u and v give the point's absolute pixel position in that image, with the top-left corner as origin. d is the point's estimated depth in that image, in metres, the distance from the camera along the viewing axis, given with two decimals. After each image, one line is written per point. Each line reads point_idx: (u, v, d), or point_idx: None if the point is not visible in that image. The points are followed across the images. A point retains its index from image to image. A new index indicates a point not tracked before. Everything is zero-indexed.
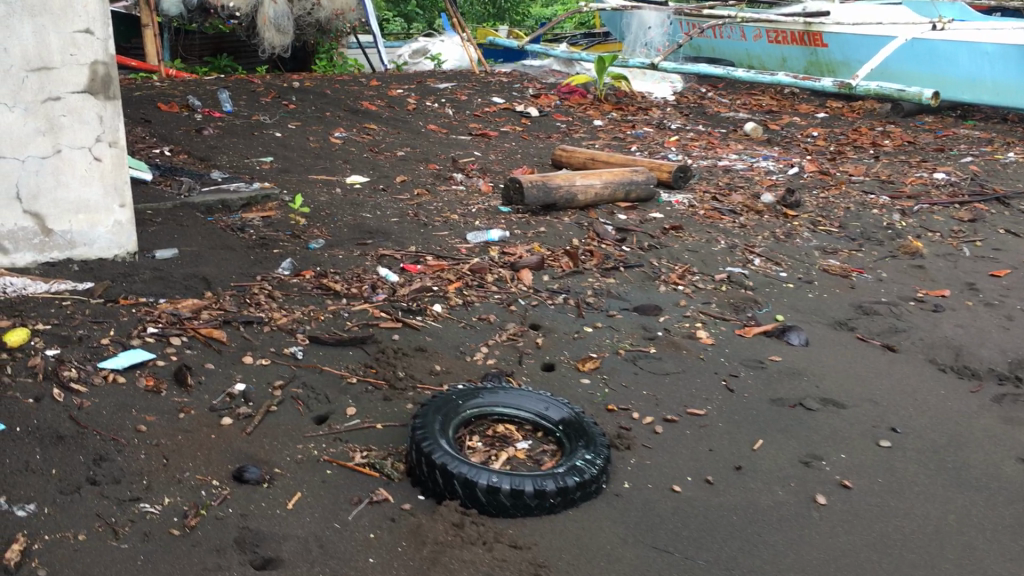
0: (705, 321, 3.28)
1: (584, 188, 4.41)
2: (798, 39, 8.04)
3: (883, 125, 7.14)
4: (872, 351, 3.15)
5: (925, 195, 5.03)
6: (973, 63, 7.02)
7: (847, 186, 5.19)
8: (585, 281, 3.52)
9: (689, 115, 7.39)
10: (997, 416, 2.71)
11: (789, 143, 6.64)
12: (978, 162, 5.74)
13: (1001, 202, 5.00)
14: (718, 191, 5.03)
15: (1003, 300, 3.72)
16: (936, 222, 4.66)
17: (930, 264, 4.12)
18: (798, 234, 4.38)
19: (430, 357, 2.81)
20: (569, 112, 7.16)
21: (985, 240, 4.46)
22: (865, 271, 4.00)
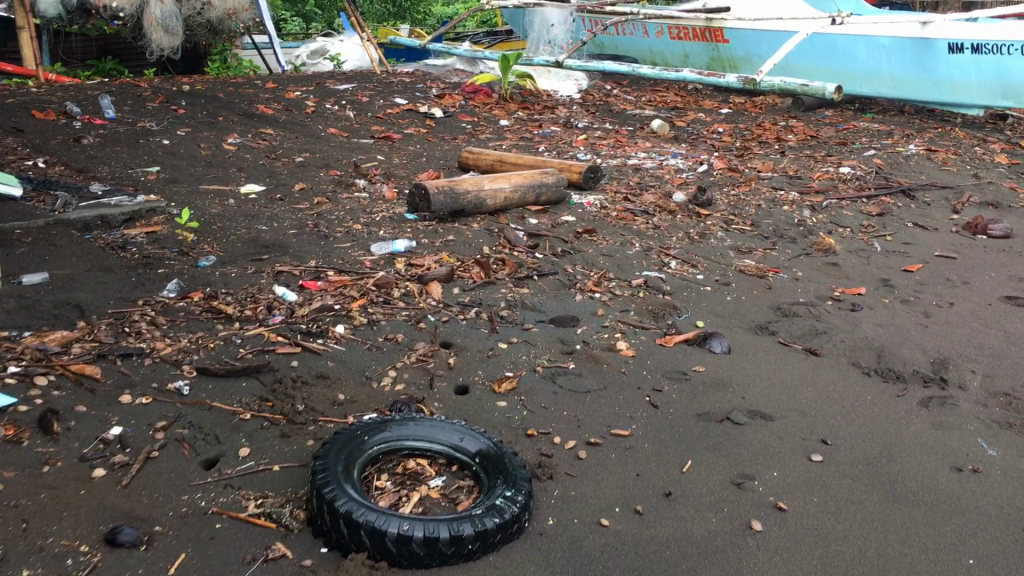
0: (624, 331, 3.13)
1: (493, 192, 4.22)
2: (700, 35, 8.01)
3: (786, 120, 7.16)
4: (796, 355, 3.05)
5: (834, 189, 5.00)
6: (871, 57, 7.11)
7: (757, 182, 5.12)
8: (497, 293, 3.33)
9: (596, 113, 7.28)
10: (926, 421, 2.62)
11: (697, 139, 6.59)
12: (880, 154, 5.74)
13: (907, 194, 4.99)
14: (629, 191, 4.90)
15: (919, 295, 3.65)
16: (846, 216, 4.61)
17: (844, 261, 4.05)
18: (712, 234, 4.27)
19: (333, 386, 2.58)
20: (474, 112, 6.96)
21: (895, 233, 4.42)
22: (780, 269, 3.90)
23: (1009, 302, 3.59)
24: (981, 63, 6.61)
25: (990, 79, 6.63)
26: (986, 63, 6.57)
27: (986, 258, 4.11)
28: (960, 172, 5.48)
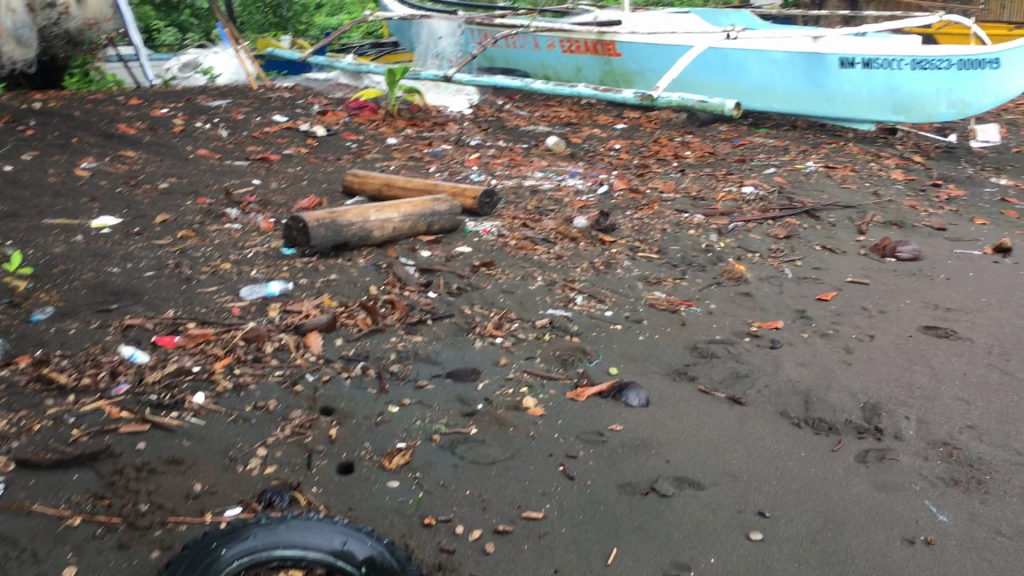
0: (530, 385, 2.79)
1: (379, 223, 3.82)
2: (592, 49, 7.77)
3: (682, 136, 6.99)
4: (719, 405, 2.76)
5: (739, 211, 4.79)
6: (764, 72, 6.98)
7: (660, 204, 4.87)
8: (386, 343, 2.95)
9: (488, 129, 6.97)
10: (868, 481, 2.37)
11: (593, 157, 6.34)
12: (781, 172, 5.59)
13: (812, 215, 4.82)
14: (528, 216, 4.58)
15: (838, 327, 3.43)
16: (754, 240, 4.40)
17: (757, 290, 3.81)
18: (618, 263, 3.98)
19: (189, 474, 2.16)
20: (359, 129, 6.55)
21: (805, 258, 4.22)
22: (693, 302, 3.63)
23: (931, 332, 3.39)
24: (872, 78, 6.58)
25: (881, 93, 6.63)
26: (876, 77, 6.57)
27: (899, 283, 3.94)
28: (860, 190, 5.35)
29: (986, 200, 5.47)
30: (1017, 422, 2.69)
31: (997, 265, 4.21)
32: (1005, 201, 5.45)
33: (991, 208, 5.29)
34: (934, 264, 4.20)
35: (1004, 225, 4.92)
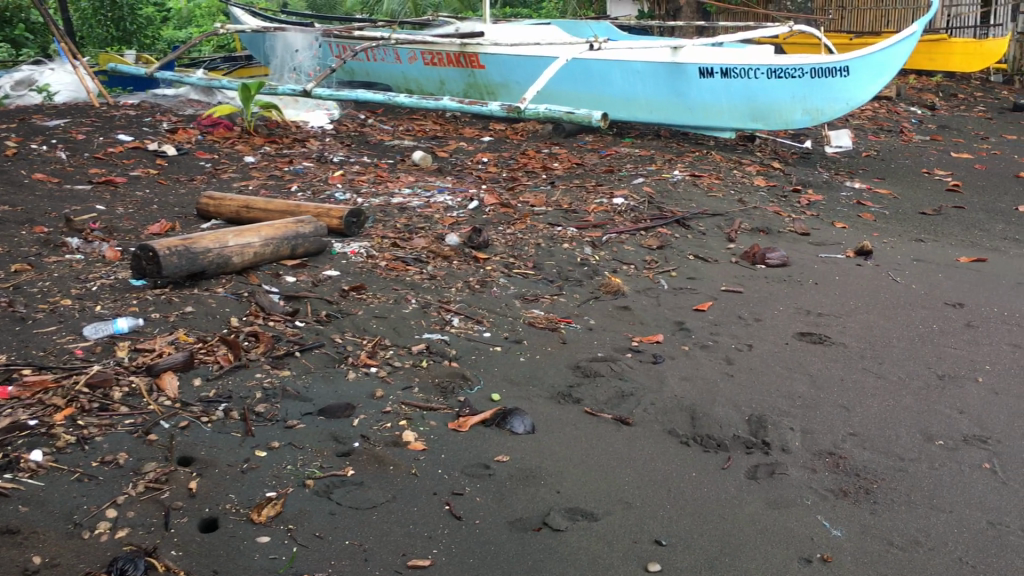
0: (410, 417, 2.62)
1: (239, 248, 3.57)
2: (455, 61, 7.66)
3: (549, 147, 6.97)
4: (606, 427, 2.67)
5: (611, 222, 4.76)
6: (626, 82, 7.04)
7: (532, 218, 4.78)
8: (250, 379, 2.72)
9: (351, 145, 6.75)
10: (760, 498, 2.32)
11: (461, 171, 6.22)
12: (649, 182, 5.61)
13: (682, 224, 4.84)
14: (398, 235, 4.42)
15: (717, 338, 3.41)
16: (628, 251, 4.37)
17: (634, 303, 3.76)
18: (494, 281, 3.86)
19: (25, 545, 1.90)
20: (214, 148, 6.22)
21: (678, 268, 4.21)
22: (572, 319, 3.55)
23: (805, 338, 3.42)
24: (730, 87, 6.72)
25: (739, 101, 6.77)
26: (734, 86, 6.71)
27: (771, 290, 3.97)
28: (726, 198, 5.42)
29: (843, 204, 5.64)
30: (896, 426, 2.71)
31: (860, 268, 4.32)
32: (860, 204, 5.65)
33: (847, 211, 5.46)
34: (802, 269, 4.27)
35: (862, 228, 5.07)
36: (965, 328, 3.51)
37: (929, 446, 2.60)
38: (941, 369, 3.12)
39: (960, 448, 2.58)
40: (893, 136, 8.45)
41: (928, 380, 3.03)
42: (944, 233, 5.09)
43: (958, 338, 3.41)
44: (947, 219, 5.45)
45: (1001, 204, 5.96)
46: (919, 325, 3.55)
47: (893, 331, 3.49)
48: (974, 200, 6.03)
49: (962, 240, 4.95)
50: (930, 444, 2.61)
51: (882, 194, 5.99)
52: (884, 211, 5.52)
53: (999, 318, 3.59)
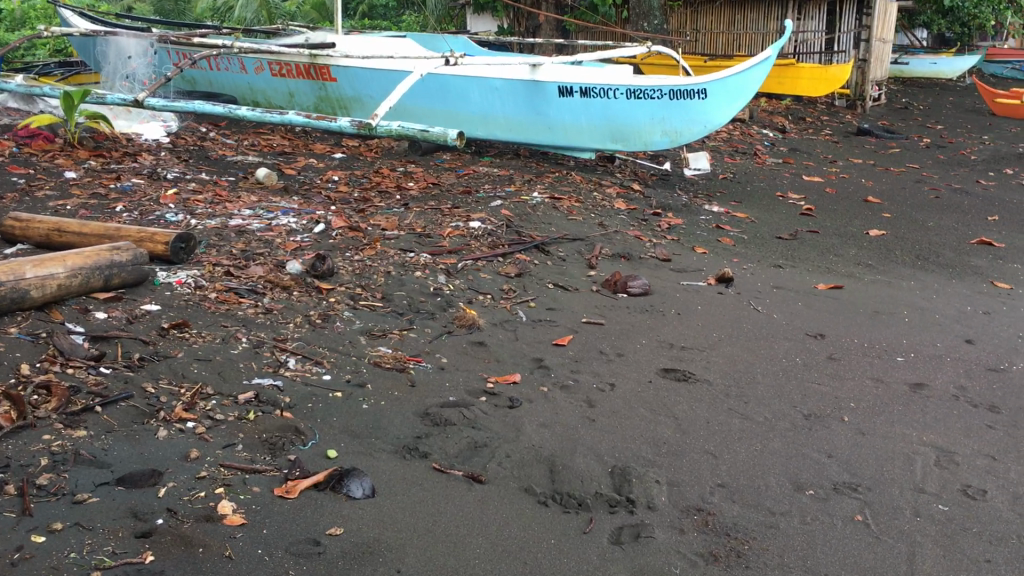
0: (228, 483, 2.26)
1: (38, 281, 3.09)
2: (305, 73, 7.28)
3: (404, 165, 6.67)
4: (455, 486, 2.39)
5: (467, 248, 4.49)
6: (485, 99, 6.81)
7: (383, 243, 4.47)
8: (36, 443, 2.30)
9: (189, 160, 6.26)
10: (626, 568, 2.08)
11: (309, 190, 5.84)
12: (507, 204, 5.38)
13: (541, 249, 4.63)
14: (233, 262, 4.01)
15: (577, 377, 3.18)
16: (484, 280, 4.11)
17: (490, 338, 3.50)
18: (337, 315, 3.52)
19: None
20: (29, 162, 5.61)
21: (537, 298, 3.98)
22: (422, 357, 3.25)
23: (669, 375, 3.23)
24: (590, 106, 6.59)
25: (598, 121, 6.66)
26: (594, 106, 6.58)
27: (633, 321, 3.79)
28: (587, 221, 5.26)
29: (702, 227, 5.58)
30: (765, 475, 2.53)
31: (721, 296, 4.20)
32: (719, 229, 5.60)
33: (707, 236, 5.39)
34: (664, 298, 4.11)
35: (722, 253, 5.00)
36: (827, 361, 3.41)
37: (800, 496, 2.43)
38: (807, 408, 2.98)
39: (832, 498, 2.42)
40: (748, 158, 8.56)
41: (794, 420, 2.89)
42: (801, 258, 5.08)
43: (821, 372, 3.30)
44: (803, 243, 5.47)
45: (852, 228, 6.04)
46: (782, 358, 3.43)
47: (757, 365, 3.36)
48: (827, 224, 6.10)
49: (818, 266, 4.94)
50: (801, 494, 2.44)
51: (740, 218, 5.97)
52: (743, 236, 5.49)
53: (860, 350, 3.51)
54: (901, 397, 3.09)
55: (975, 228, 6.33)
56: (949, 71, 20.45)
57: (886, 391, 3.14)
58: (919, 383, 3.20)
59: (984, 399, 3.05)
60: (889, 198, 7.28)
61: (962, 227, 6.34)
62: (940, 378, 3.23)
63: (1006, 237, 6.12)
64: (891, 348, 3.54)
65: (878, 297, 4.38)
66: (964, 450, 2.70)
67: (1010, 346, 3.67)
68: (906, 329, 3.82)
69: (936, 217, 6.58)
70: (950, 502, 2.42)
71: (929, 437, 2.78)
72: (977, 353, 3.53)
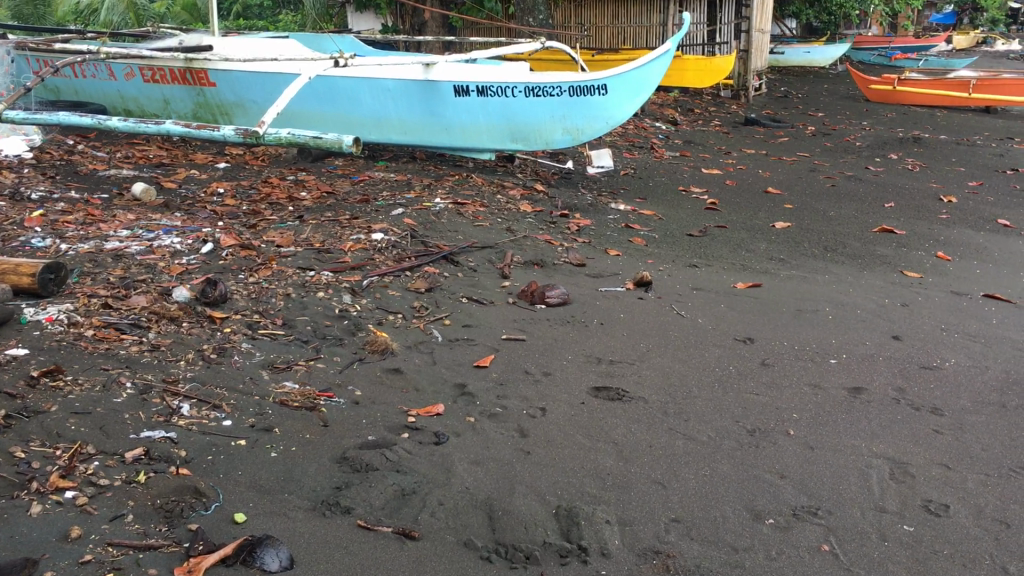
0: (119, 567, 1.93)
1: None
2: (180, 78, 6.81)
3: (294, 174, 6.31)
4: (385, 545, 2.11)
5: (371, 263, 4.19)
6: (376, 101, 6.48)
7: (279, 262, 4.13)
8: None
9: (55, 177, 5.74)
10: None
11: (192, 204, 5.42)
12: (410, 212, 5.10)
13: (450, 260, 4.37)
14: (111, 292, 3.61)
15: (505, 403, 2.94)
16: (393, 298, 3.83)
17: (406, 364, 3.22)
18: (234, 347, 3.19)
19: None
20: None
21: (451, 315, 3.73)
22: (333, 391, 2.95)
23: (602, 395, 3.02)
24: (487, 105, 6.36)
25: (496, 121, 6.43)
26: (491, 105, 6.35)
27: (555, 335, 3.57)
28: (494, 227, 5.02)
29: (611, 228, 5.43)
30: (719, 504, 2.34)
31: (642, 303, 4.04)
32: (628, 228, 5.46)
33: (618, 237, 5.23)
34: (583, 307, 3.91)
35: (636, 255, 4.85)
36: (762, 368, 3.27)
37: (760, 526, 2.25)
38: (750, 422, 2.82)
39: (793, 527, 2.25)
40: (646, 152, 8.48)
41: (740, 437, 2.71)
42: (715, 256, 4.97)
43: (758, 381, 3.15)
44: (713, 240, 5.38)
45: (758, 221, 5.99)
46: (716, 368, 3.27)
47: (691, 377, 3.18)
48: (733, 218, 6.04)
49: (732, 263, 4.84)
50: (760, 524, 2.26)
51: (648, 216, 5.84)
52: (653, 235, 5.36)
53: (793, 354, 3.39)
54: (842, 404, 2.96)
55: (874, 215, 6.38)
56: (823, 59, 21.09)
57: (827, 398, 3.01)
58: (857, 386, 3.08)
59: (925, 401, 2.96)
60: (788, 188, 7.31)
61: (863, 215, 6.39)
62: (877, 380, 3.13)
63: (906, 223, 6.19)
64: (823, 350, 3.42)
65: (797, 293, 4.30)
66: (916, 459, 2.58)
67: (936, 339, 3.61)
68: (832, 327, 3.73)
69: (836, 206, 6.62)
70: (915, 522, 2.27)
71: (880, 447, 2.65)
72: (906, 348, 3.46)
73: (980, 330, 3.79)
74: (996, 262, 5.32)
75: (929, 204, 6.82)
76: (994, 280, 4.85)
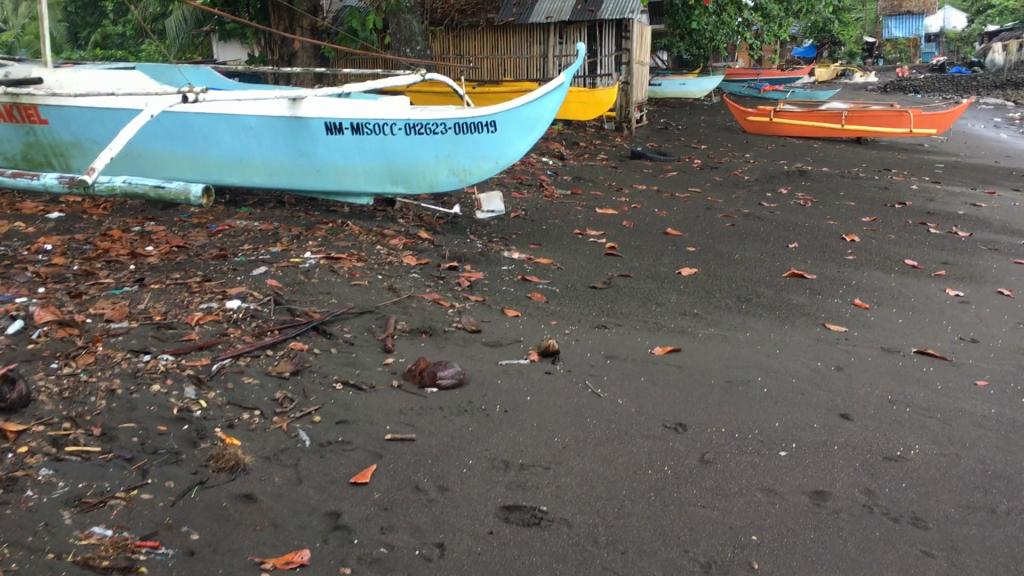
0: None
1: None
2: (5, 114, 5.90)
3: (141, 225, 5.48)
4: None
5: (224, 341, 3.46)
6: (236, 140, 5.74)
7: (107, 343, 3.35)
8: None
9: None
10: None
11: (10, 265, 4.54)
12: (274, 271, 4.38)
13: (322, 332, 3.68)
14: None
15: (391, 540, 2.28)
16: (251, 388, 3.11)
17: (262, 486, 2.52)
18: (30, 477, 2.41)
19: None
20: None
21: (322, 408, 3.04)
22: (161, 538, 2.22)
23: (514, 519, 2.40)
24: (364, 145, 5.69)
25: (374, 162, 5.77)
26: (368, 144, 5.70)
27: (452, 431, 2.94)
28: (373, 286, 4.37)
29: (507, 281, 4.86)
30: None
31: (549, 379, 3.45)
32: (525, 282, 4.89)
33: (514, 293, 4.65)
34: (482, 389, 3.29)
35: (537, 315, 4.29)
36: (703, 467, 2.71)
37: None
38: (703, 552, 2.25)
39: None
40: (535, 191, 7.97)
41: None
42: (623, 313, 4.45)
43: (702, 487, 2.59)
44: (619, 292, 4.86)
45: (663, 268, 5.54)
46: (648, 469, 2.70)
47: (620, 485, 2.60)
48: (636, 265, 5.56)
49: (644, 321, 4.33)
50: None
51: (545, 265, 5.30)
52: (553, 289, 4.81)
53: (734, 445, 2.86)
54: (808, 515, 2.42)
55: (780, 258, 6.02)
56: (698, 90, 21.28)
57: (786, 507, 2.47)
58: (818, 489, 2.56)
59: (902, 508, 2.46)
60: (687, 228, 6.91)
61: (769, 257, 6.03)
62: (838, 479, 2.62)
63: (814, 266, 5.84)
64: (767, 437, 2.91)
65: (720, 357, 3.81)
66: None
67: (887, 415, 3.16)
68: (771, 404, 3.23)
69: (739, 249, 6.24)
70: None
71: None
72: (860, 430, 2.98)
73: (928, 399, 3.37)
74: (915, 309, 4.99)
75: (833, 243, 6.53)
76: (921, 332, 4.50)
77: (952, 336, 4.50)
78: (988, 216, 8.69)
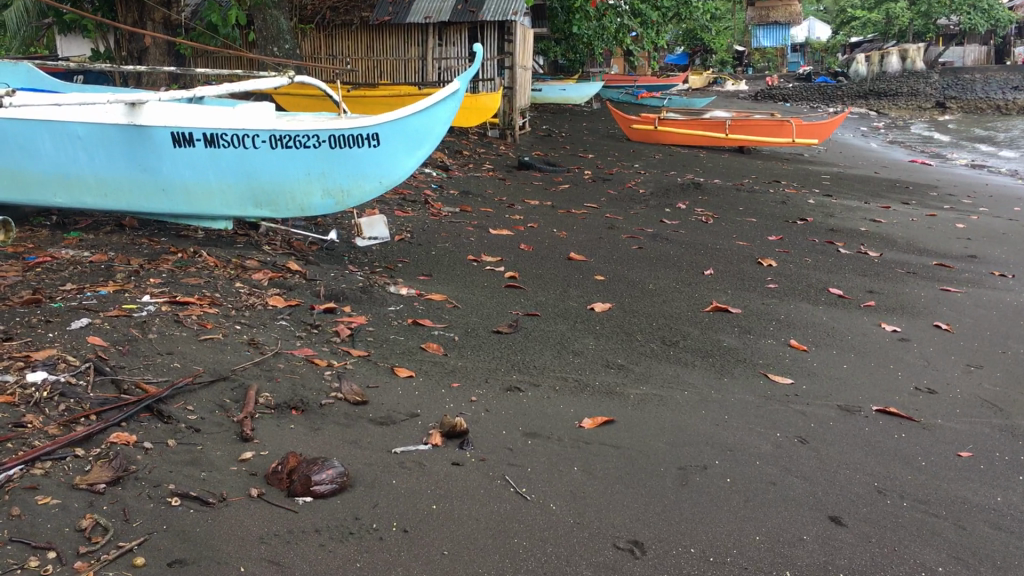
0: None
1: None
2: None
3: None
4: None
5: (17, 437, 2.52)
6: (61, 152, 4.74)
7: None
8: None
9: None
10: None
11: None
12: (99, 323, 3.44)
13: (157, 414, 2.80)
14: None
15: None
16: (46, 514, 2.21)
17: None
18: None
19: None
20: None
21: (150, 541, 2.17)
22: None
23: None
24: (220, 160, 4.80)
25: (233, 180, 4.88)
26: (225, 160, 4.80)
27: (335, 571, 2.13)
28: (230, 340, 3.51)
29: (395, 327, 4.07)
30: None
31: (459, 472, 2.69)
32: (417, 326, 4.12)
33: (405, 343, 3.86)
34: (372, 495, 2.50)
35: (435, 374, 3.53)
36: None
37: None
38: None
39: None
40: (420, 208, 7.19)
41: None
42: (537, 369, 3.74)
43: None
44: (528, 339, 4.15)
45: (572, 303, 4.87)
46: None
47: None
48: (542, 301, 4.86)
49: (563, 380, 3.62)
50: None
51: (439, 304, 4.54)
52: (450, 336, 4.06)
53: None
54: None
55: (697, 288, 5.45)
56: (577, 97, 20.90)
57: None
58: None
59: None
60: (591, 251, 6.28)
61: (685, 288, 5.45)
62: None
63: (736, 297, 5.29)
64: (752, 562, 2.23)
65: (663, 430, 3.13)
66: None
67: (885, 514, 2.54)
68: (745, 502, 2.57)
69: (652, 278, 5.63)
70: None
71: None
72: (864, 544, 2.34)
73: (920, 485, 2.78)
74: (855, 350, 4.47)
75: (749, 269, 6.01)
76: (871, 383, 3.97)
77: (907, 385, 3.98)
78: (889, 234, 8.42)
